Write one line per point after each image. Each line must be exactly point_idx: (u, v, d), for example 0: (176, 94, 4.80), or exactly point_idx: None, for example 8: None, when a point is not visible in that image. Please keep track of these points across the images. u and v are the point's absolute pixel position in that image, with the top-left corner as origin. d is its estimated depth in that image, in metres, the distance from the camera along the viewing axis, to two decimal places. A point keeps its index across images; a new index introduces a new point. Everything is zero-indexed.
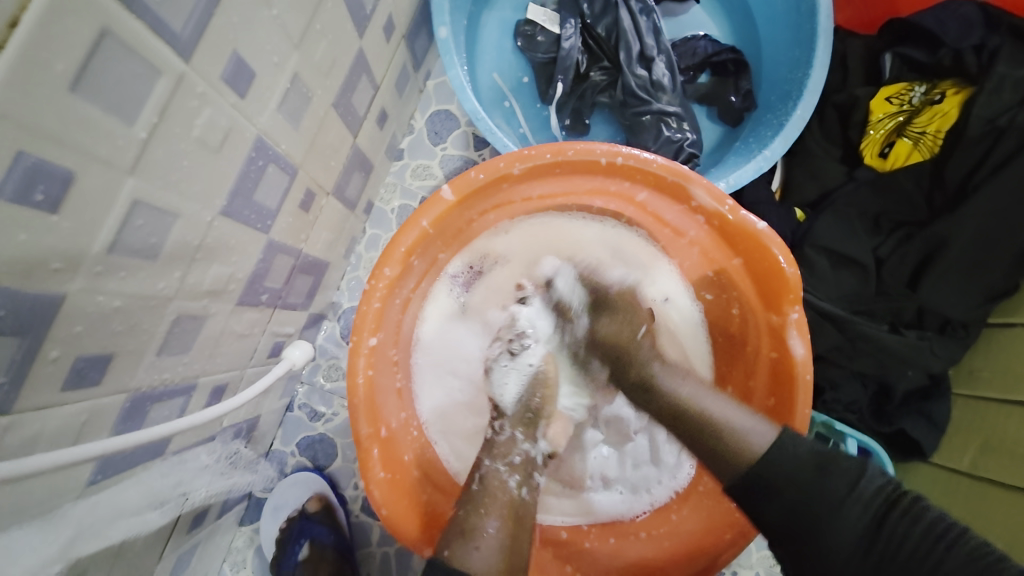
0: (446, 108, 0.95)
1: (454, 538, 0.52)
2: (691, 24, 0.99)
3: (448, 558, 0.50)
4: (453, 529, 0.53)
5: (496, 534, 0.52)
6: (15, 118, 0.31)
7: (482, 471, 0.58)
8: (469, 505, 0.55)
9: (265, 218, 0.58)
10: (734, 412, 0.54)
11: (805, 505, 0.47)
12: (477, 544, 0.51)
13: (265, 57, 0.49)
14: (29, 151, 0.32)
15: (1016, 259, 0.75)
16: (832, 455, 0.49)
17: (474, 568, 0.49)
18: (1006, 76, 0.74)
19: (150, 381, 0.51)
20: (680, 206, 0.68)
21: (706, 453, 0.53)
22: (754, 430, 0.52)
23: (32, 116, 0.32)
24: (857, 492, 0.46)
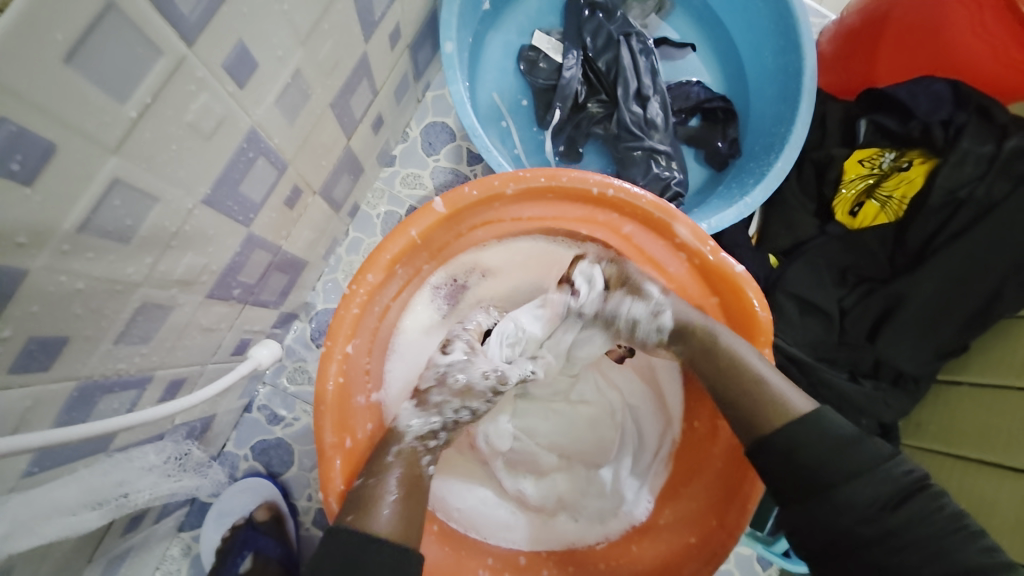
0: (442, 120, 0.96)
1: (359, 505, 0.53)
2: (686, 70, 1.04)
3: (352, 523, 0.51)
4: (361, 494, 0.54)
5: (395, 505, 0.54)
6: (2, 83, 0.29)
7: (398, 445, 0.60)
8: (375, 474, 0.56)
9: (248, 211, 0.57)
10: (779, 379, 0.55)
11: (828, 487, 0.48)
12: (380, 512, 0.52)
13: (269, 50, 0.48)
14: (11, 118, 0.31)
15: (967, 321, 0.81)
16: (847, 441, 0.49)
17: (378, 528, 0.51)
18: (969, 151, 0.80)
19: (104, 369, 0.48)
20: (663, 242, 0.70)
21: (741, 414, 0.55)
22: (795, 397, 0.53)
23: (19, 81, 0.30)
24: (870, 478, 0.47)
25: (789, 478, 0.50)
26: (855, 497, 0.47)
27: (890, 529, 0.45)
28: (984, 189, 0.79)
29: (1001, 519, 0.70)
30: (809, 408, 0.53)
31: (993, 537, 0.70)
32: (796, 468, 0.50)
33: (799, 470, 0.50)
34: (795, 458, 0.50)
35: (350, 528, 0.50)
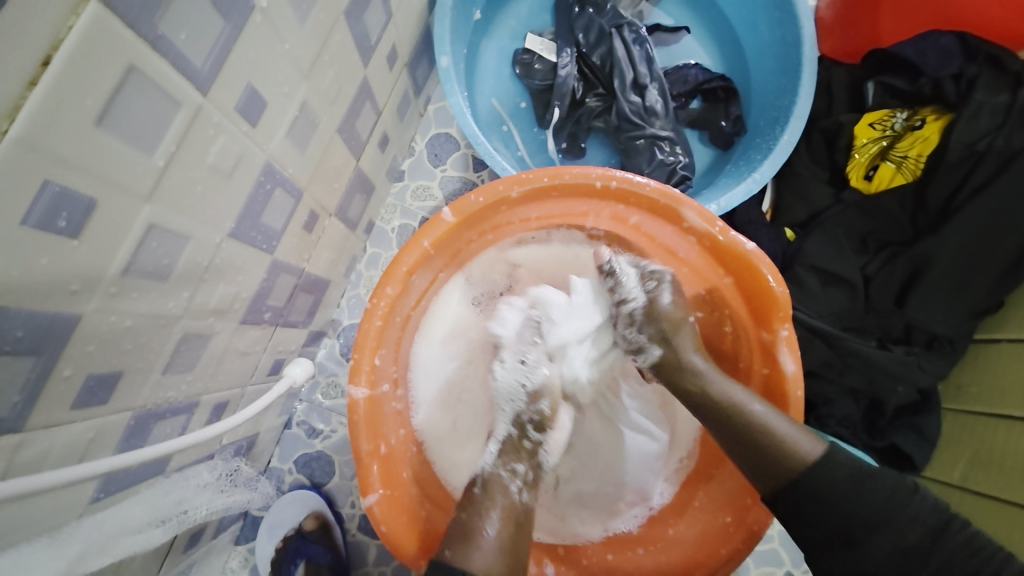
0: (445, 131, 0.99)
1: (456, 539, 0.57)
2: (681, 53, 1.03)
3: (450, 558, 0.55)
4: (455, 531, 0.59)
5: (498, 532, 0.58)
6: (49, 149, 0.33)
7: (484, 477, 0.65)
8: (473, 508, 0.61)
9: (270, 239, 0.60)
10: (783, 422, 0.57)
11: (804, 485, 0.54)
12: (479, 542, 0.57)
13: (277, 87, 0.51)
14: (54, 179, 0.34)
15: (999, 277, 0.78)
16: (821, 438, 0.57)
17: (474, 563, 0.54)
18: (984, 103, 0.78)
19: (155, 398, 0.52)
20: (672, 227, 0.71)
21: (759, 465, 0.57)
22: (803, 441, 0.56)
23: (60, 146, 0.34)
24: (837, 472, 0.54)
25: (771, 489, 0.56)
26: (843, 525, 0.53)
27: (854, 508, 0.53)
28: (1003, 139, 0.76)
29: None
30: (817, 452, 0.55)
31: None
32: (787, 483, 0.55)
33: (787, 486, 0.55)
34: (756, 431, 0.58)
35: (449, 562, 0.54)
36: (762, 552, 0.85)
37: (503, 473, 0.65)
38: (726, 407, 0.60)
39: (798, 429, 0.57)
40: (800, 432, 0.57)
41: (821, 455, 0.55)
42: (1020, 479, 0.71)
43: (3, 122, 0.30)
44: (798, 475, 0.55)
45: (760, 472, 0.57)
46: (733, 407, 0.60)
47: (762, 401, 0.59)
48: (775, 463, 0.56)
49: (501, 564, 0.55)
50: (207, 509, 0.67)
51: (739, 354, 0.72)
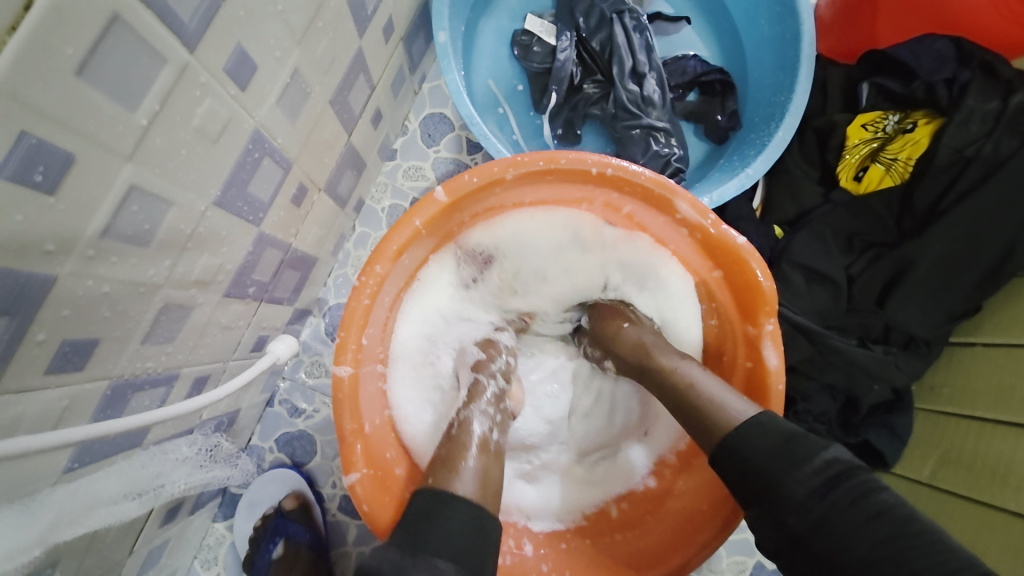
0: (440, 111, 0.97)
1: (438, 467, 0.57)
2: (681, 44, 1.03)
3: (434, 484, 0.54)
4: (438, 462, 0.58)
5: (477, 459, 0.59)
6: (24, 98, 0.31)
7: (460, 419, 0.64)
8: (452, 445, 0.60)
9: (257, 210, 0.58)
10: (719, 387, 0.57)
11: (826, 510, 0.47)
12: (459, 472, 0.56)
13: (267, 51, 0.49)
14: (31, 132, 0.33)
15: (976, 282, 0.80)
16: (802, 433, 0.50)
17: (461, 488, 0.54)
18: (974, 109, 0.78)
19: (133, 369, 0.51)
20: (665, 218, 0.71)
21: (698, 428, 0.56)
22: (735, 403, 0.55)
23: (38, 97, 0.32)
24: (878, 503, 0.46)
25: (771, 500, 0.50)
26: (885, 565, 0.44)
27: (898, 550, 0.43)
28: (990, 146, 0.77)
29: (1018, 475, 0.70)
30: (749, 413, 0.54)
31: (1010, 493, 0.70)
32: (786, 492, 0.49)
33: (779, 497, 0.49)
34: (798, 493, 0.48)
35: (432, 487, 0.54)
36: (736, 539, 0.88)
37: (475, 415, 0.64)
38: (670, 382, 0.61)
39: (742, 399, 0.55)
40: (735, 395, 0.56)
41: (751, 418, 0.53)
42: (988, 479, 0.73)
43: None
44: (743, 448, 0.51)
45: (690, 428, 0.58)
46: (675, 379, 0.60)
47: (697, 367, 0.60)
48: (705, 424, 0.55)
49: (477, 491, 0.54)
50: (184, 481, 0.65)
51: (724, 346, 0.73)
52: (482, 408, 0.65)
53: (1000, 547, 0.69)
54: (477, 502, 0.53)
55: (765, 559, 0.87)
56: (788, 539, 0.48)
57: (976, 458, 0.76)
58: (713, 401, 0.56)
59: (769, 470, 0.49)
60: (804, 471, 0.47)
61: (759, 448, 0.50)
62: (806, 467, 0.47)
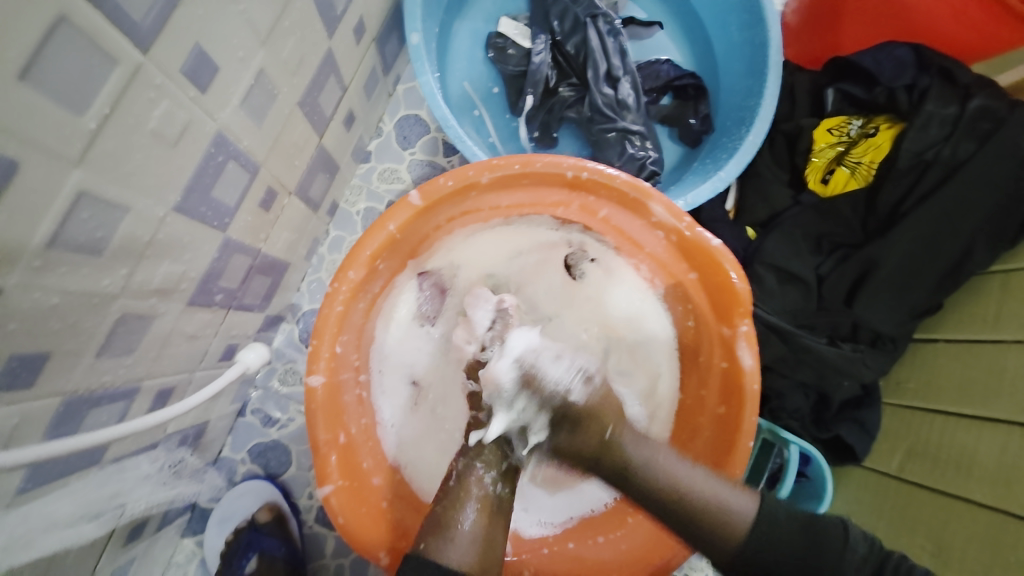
0: (415, 113, 0.95)
1: (431, 531, 0.56)
2: (655, 48, 1.04)
3: (425, 550, 0.54)
4: (434, 522, 0.57)
5: (473, 526, 0.57)
6: None
7: (458, 469, 0.63)
8: (448, 501, 0.59)
9: (222, 216, 0.57)
10: (719, 486, 0.56)
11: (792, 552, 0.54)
12: (453, 537, 0.55)
13: (229, 51, 0.47)
14: None
15: (938, 281, 0.83)
16: (818, 521, 0.55)
17: (452, 557, 0.53)
18: (934, 113, 0.82)
19: (89, 383, 0.49)
20: (641, 221, 0.71)
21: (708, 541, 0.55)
22: (736, 497, 0.55)
23: None
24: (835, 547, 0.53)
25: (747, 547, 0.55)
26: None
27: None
28: (949, 149, 0.81)
29: (982, 467, 0.73)
30: (752, 510, 0.55)
31: (975, 485, 0.73)
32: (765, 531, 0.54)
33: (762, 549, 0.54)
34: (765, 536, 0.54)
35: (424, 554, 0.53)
36: None
37: (476, 464, 0.62)
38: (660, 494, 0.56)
39: (735, 493, 0.56)
40: (740, 497, 0.56)
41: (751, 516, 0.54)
42: (952, 471, 0.76)
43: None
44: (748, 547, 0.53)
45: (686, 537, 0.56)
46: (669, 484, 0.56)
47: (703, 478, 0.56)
48: (716, 541, 0.54)
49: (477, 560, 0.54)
50: (142, 500, 0.63)
51: (700, 346, 0.74)
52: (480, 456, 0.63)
53: (967, 539, 0.71)
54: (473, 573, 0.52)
55: None
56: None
57: (940, 448, 0.79)
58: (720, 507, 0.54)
59: (795, 551, 0.53)
60: (847, 555, 0.53)
61: (784, 539, 0.54)
62: (846, 554, 0.53)
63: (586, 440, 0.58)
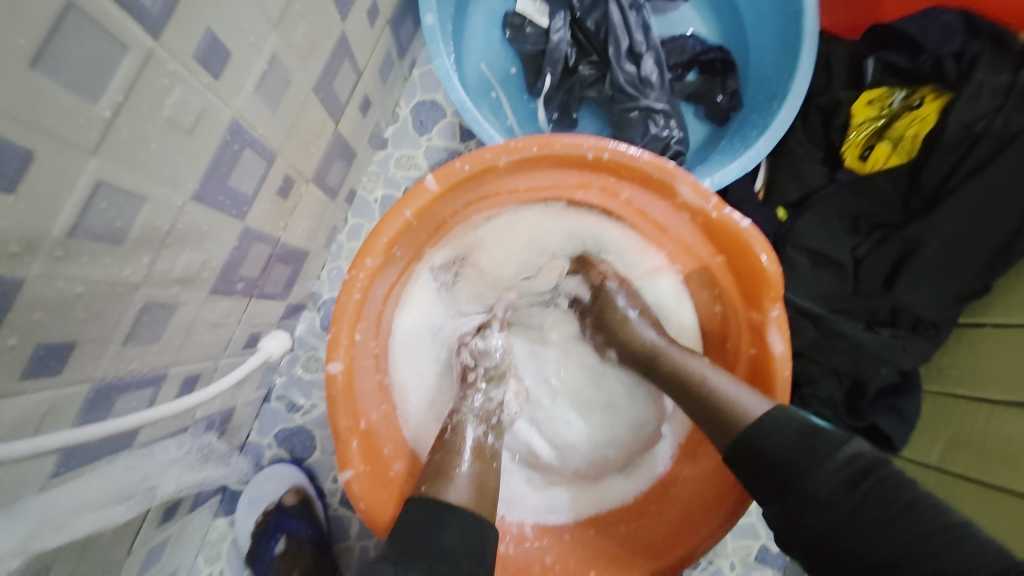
0: (431, 97, 0.94)
1: (430, 476, 0.55)
2: (680, 21, 0.99)
3: (426, 492, 0.54)
4: (430, 468, 0.57)
5: (471, 467, 0.57)
6: None
7: (454, 421, 0.62)
8: (444, 451, 0.59)
9: (241, 204, 0.57)
10: (732, 385, 0.56)
11: (787, 471, 0.48)
12: (450, 480, 0.55)
13: (242, 36, 0.47)
14: None
15: (986, 263, 0.78)
16: (821, 431, 0.49)
17: (454, 496, 0.53)
18: (984, 83, 0.75)
19: (116, 370, 0.50)
20: (665, 203, 0.68)
21: (698, 410, 0.57)
22: (746, 397, 0.54)
23: None
24: (836, 458, 0.47)
25: (745, 465, 0.52)
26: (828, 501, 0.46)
27: (858, 511, 0.45)
28: (1001, 121, 0.74)
29: None
30: (762, 409, 0.53)
31: (1020, 477, 0.69)
32: (757, 453, 0.51)
33: (760, 462, 0.50)
34: (762, 455, 0.50)
35: (424, 496, 0.53)
36: (740, 527, 0.87)
37: (468, 416, 0.63)
38: (680, 377, 0.60)
39: (748, 391, 0.55)
40: (753, 394, 0.55)
41: (763, 412, 0.52)
42: (997, 462, 0.72)
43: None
44: (742, 428, 0.52)
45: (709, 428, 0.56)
46: (682, 371, 0.60)
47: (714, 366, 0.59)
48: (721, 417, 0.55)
49: (474, 500, 0.53)
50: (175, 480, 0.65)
51: (727, 334, 0.71)
52: (474, 410, 0.64)
53: (1014, 532, 0.67)
54: (474, 510, 0.52)
55: (769, 546, 0.86)
56: (812, 537, 0.47)
57: (982, 437, 0.75)
58: (728, 396, 0.55)
59: (794, 468, 0.48)
60: (841, 459, 0.47)
61: (774, 447, 0.49)
62: (847, 464, 0.47)
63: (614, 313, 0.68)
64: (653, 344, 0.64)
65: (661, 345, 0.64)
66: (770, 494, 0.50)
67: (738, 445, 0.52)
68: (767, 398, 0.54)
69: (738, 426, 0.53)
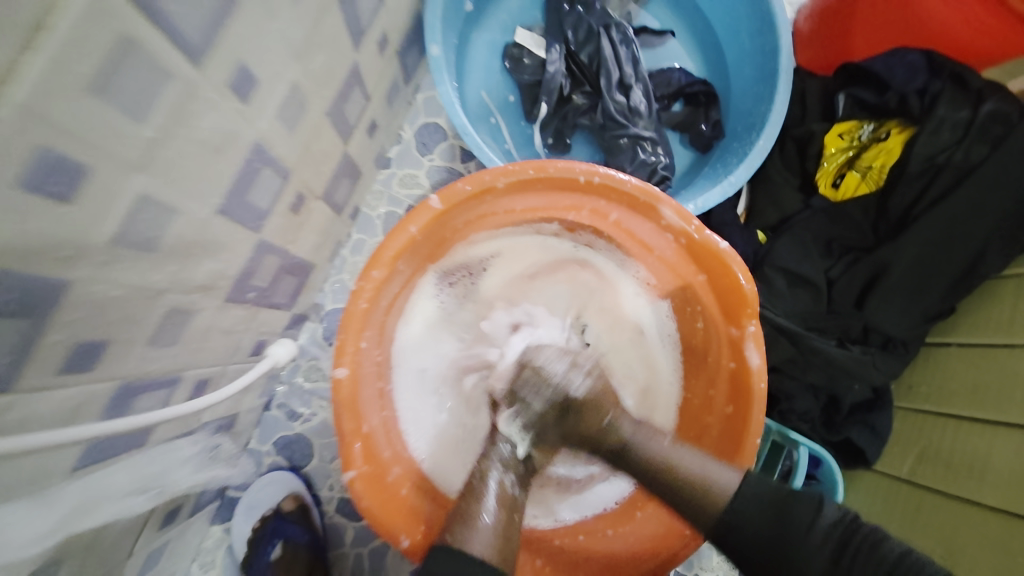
0: (434, 121, 0.99)
1: (455, 524, 0.57)
2: (667, 55, 1.06)
3: (452, 541, 0.55)
4: (455, 515, 0.59)
5: (496, 519, 0.58)
6: (51, 116, 0.34)
7: (480, 468, 0.64)
8: (469, 496, 0.60)
9: (256, 218, 0.61)
10: (702, 460, 0.59)
11: (781, 552, 0.53)
12: (477, 526, 0.57)
13: (267, 65, 0.52)
14: (53, 145, 0.35)
15: (949, 286, 0.84)
16: (791, 496, 0.56)
17: (477, 549, 0.54)
18: (945, 119, 0.83)
19: (138, 371, 0.53)
20: (650, 224, 0.74)
21: (688, 508, 0.58)
22: (723, 474, 0.58)
23: (66, 116, 0.35)
24: (815, 529, 0.53)
25: (740, 549, 0.55)
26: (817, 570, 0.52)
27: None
28: (962, 153, 0.82)
29: (995, 473, 0.73)
30: (736, 482, 0.57)
31: (987, 490, 0.73)
32: (747, 538, 0.55)
33: (753, 546, 0.55)
34: (746, 538, 0.55)
35: (451, 546, 0.54)
36: None
37: (494, 465, 0.63)
38: (660, 470, 0.59)
39: (726, 469, 0.58)
40: (726, 469, 0.59)
41: (737, 488, 0.57)
42: (964, 473, 0.76)
43: (8, 84, 0.31)
44: (721, 517, 0.56)
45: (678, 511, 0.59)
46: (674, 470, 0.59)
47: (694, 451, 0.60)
48: (696, 510, 0.58)
49: (498, 549, 0.55)
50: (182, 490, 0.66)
51: (709, 349, 0.75)
52: (502, 458, 0.64)
53: (979, 541, 0.71)
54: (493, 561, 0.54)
55: None
56: None
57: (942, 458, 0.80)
58: (714, 483, 0.57)
59: (772, 548, 0.54)
60: (817, 529, 0.53)
61: (748, 526, 0.55)
62: (814, 528, 0.53)
63: (587, 426, 0.62)
64: (627, 439, 0.61)
65: (634, 433, 0.61)
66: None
67: (724, 530, 0.56)
68: (735, 469, 0.59)
69: (715, 511, 0.57)
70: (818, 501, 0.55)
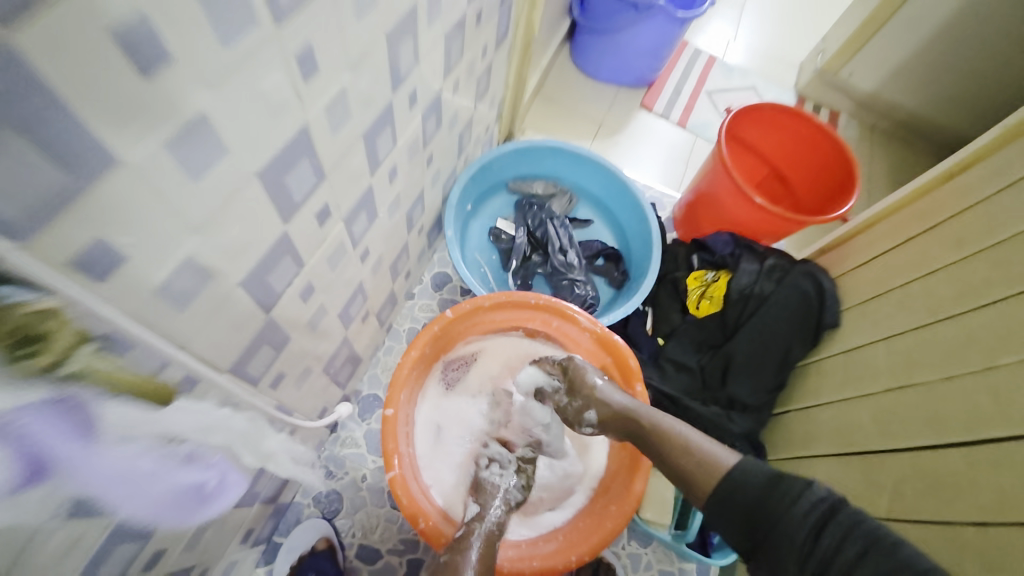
0: (444, 271, 1.56)
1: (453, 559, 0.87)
2: (592, 233, 1.70)
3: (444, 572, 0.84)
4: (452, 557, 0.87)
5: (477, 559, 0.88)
6: (320, 272, 0.84)
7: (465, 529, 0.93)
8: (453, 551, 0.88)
9: (347, 320, 1.09)
10: (712, 446, 0.89)
11: (766, 521, 0.74)
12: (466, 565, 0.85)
13: (376, 245, 1.06)
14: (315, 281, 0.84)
15: (773, 368, 1.32)
16: (785, 482, 0.75)
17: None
18: (745, 269, 1.41)
19: (286, 401, 0.94)
20: (576, 328, 1.24)
21: (692, 468, 0.88)
22: (723, 453, 0.87)
23: (324, 271, 0.85)
24: (802, 508, 0.71)
25: (728, 509, 0.79)
26: (795, 534, 0.70)
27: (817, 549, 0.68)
28: (760, 288, 1.38)
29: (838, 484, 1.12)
30: (731, 461, 0.85)
31: None
32: (742, 507, 0.78)
33: (745, 511, 0.77)
34: (740, 505, 0.78)
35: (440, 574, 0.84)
36: None
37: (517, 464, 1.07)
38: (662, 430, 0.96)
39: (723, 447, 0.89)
40: (724, 451, 0.88)
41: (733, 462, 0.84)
42: None
43: (319, 260, 0.81)
44: (721, 488, 0.81)
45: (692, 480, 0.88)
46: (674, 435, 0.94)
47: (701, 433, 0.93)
48: (700, 471, 0.87)
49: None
50: (251, 502, 1.00)
51: None
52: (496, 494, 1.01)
53: None
54: None
55: None
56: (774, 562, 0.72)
57: (859, 461, 1.07)
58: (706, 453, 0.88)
59: (761, 513, 0.75)
60: (796, 510, 0.71)
61: (745, 496, 0.78)
62: (795, 507, 0.71)
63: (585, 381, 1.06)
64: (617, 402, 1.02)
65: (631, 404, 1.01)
66: (756, 535, 0.75)
67: (722, 497, 0.80)
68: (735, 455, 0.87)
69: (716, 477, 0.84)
70: (811, 491, 0.72)
